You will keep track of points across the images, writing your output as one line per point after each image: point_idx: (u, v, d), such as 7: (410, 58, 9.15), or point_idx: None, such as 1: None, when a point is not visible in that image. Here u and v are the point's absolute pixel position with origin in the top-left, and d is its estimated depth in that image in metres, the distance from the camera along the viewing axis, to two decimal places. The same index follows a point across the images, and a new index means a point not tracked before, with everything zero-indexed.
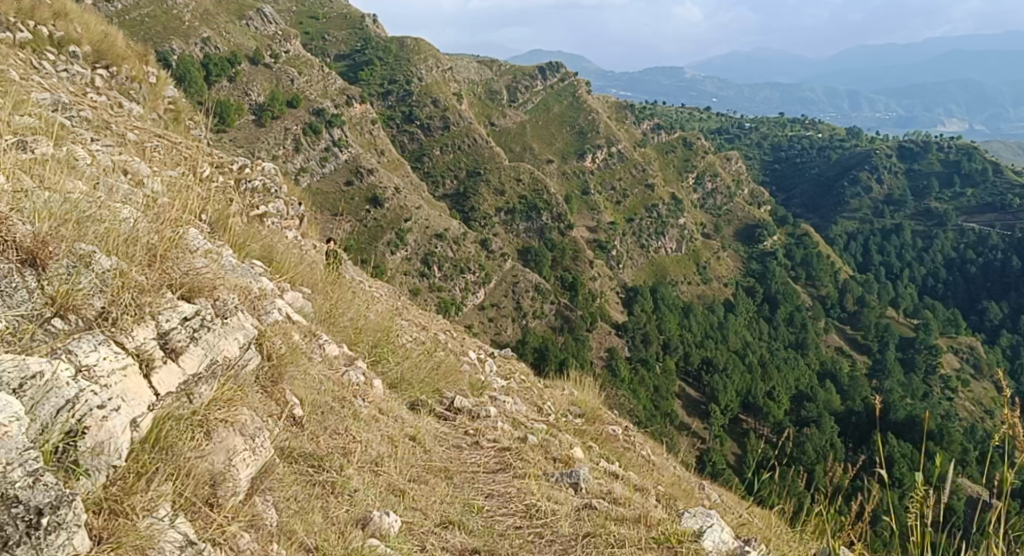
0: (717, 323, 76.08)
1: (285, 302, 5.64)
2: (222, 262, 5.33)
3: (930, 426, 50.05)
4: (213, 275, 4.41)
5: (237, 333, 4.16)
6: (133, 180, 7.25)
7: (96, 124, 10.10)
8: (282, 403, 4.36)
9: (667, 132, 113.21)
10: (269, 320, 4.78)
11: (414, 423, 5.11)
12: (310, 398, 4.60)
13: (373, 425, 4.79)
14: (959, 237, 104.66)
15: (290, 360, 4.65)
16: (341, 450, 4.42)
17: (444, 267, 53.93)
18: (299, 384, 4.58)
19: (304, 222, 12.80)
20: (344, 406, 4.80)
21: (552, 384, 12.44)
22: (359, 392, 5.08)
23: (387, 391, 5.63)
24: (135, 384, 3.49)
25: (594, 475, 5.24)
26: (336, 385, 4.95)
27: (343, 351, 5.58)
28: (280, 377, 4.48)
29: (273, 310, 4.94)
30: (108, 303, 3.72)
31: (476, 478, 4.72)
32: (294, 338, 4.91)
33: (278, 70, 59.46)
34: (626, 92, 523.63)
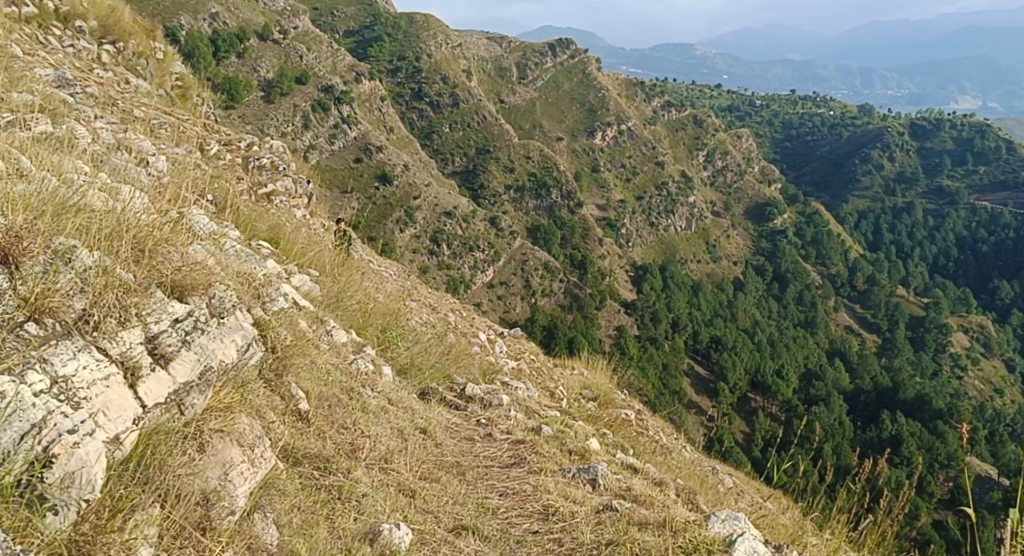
0: (727, 302, 75.89)
1: (291, 286, 5.46)
2: (226, 248, 5.18)
3: (940, 405, 49.86)
4: (212, 265, 4.16)
5: (237, 333, 3.92)
6: (138, 161, 7.07)
7: (102, 101, 9.95)
8: (287, 398, 4.21)
9: (678, 109, 112.24)
10: (274, 308, 4.58)
11: (425, 413, 4.96)
12: (316, 389, 4.45)
13: (383, 417, 4.65)
14: (971, 216, 103.72)
15: (297, 350, 4.48)
16: (348, 447, 4.27)
17: (453, 244, 53.57)
18: (303, 376, 4.42)
19: (313, 200, 12.67)
20: (352, 398, 4.63)
21: (563, 364, 12.38)
22: (367, 382, 4.92)
23: (397, 379, 5.49)
24: (118, 395, 3.30)
25: (612, 470, 5.06)
26: (345, 372, 4.81)
27: (352, 338, 5.42)
28: (285, 370, 4.31)
29: (279, 295, 4.75)
30: (88, 306, 3.43)
31: (490, 475, 4.56)
32: (302, 327, 4.74)
33: (287, 46, 59.09)
34: (637, 69, 520.26)
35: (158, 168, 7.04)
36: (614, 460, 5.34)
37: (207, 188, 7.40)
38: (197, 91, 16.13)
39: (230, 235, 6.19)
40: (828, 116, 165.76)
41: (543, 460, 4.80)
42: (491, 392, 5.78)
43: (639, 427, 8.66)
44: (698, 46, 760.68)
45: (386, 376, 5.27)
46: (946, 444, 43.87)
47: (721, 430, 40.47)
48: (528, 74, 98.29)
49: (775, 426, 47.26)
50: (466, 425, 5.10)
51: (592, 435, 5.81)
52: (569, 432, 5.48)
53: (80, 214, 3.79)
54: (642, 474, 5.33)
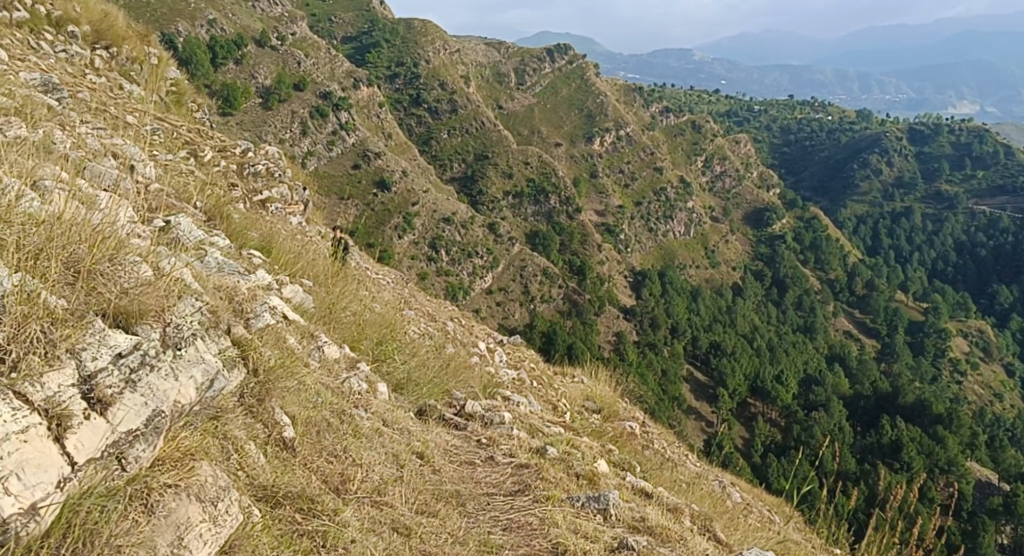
0: (726, 307, 75.64)
1: (277, 298, 5.17)
2: (205, 261, 4.88)
3: (940, 410, 49.49)
4: (171, 282, 3.80)
5: (203, 361, 3.58)
6: (123, 167, 6.81)
7: (95, 108, 9.69)
8: (270, 425, 3.95)
9: (676, 115, 112.06)
10: (259, 325, 4.31)
11: (422, 434, 4.68)
12: (303, 415, 4.17)
13: (375, 442, 4.34)
14: (970, 220, 103.52)
15: (282, 370, 4.22)
16: (339, 477, 3.99)
17: (452, 251, 53.29)
18: (286, 400, 4.15)
19: (309, 206, 12.40)
20: (344, 421, 4.36)
21: (565, 372, 12.20)
22: (360, 402, 4.64)
23: (393, 395, 5.23)
24: (39, 452, 2.95)
25: (622, 496, 4.77)
26: (336, 391, 4.55)
27: (345, 352, 5.15)
28: (266, 395, 4.03)
29: (262, 307, 4.45)
30: (6, 344, 3.07)
31: (491, 507, 4.24)
32: (289, 343, 4.49)
33: (284, 53, 58.91)
34: (633, 75, 520.72)
35: (143, 175, 6.82)
36: (624, 487, 5.04)
37: (194, 193, 7.15)
38: (193, 97, 15.85)
39: (215, 245, 5.96)
40: (826, 121, 165.40)
41: (548, 488, 4.52)
42: (493, 408, 5.52)
43: (644, 439, 8.44)
44: (696, 51, 762.36)
45: (382, 395, 4.99)
46: (945, 449, 43.52)
47: (721, 436, 40.25)
48: (527, 80, 97.83)
49: (774, 432, 47.04)
50: (467, 447, 4.81)
51: (599, 455, 5.53)
52: (576, 454, 5.18)
53: (26, 230, 3.49)
54: (655, 501, 5.06)
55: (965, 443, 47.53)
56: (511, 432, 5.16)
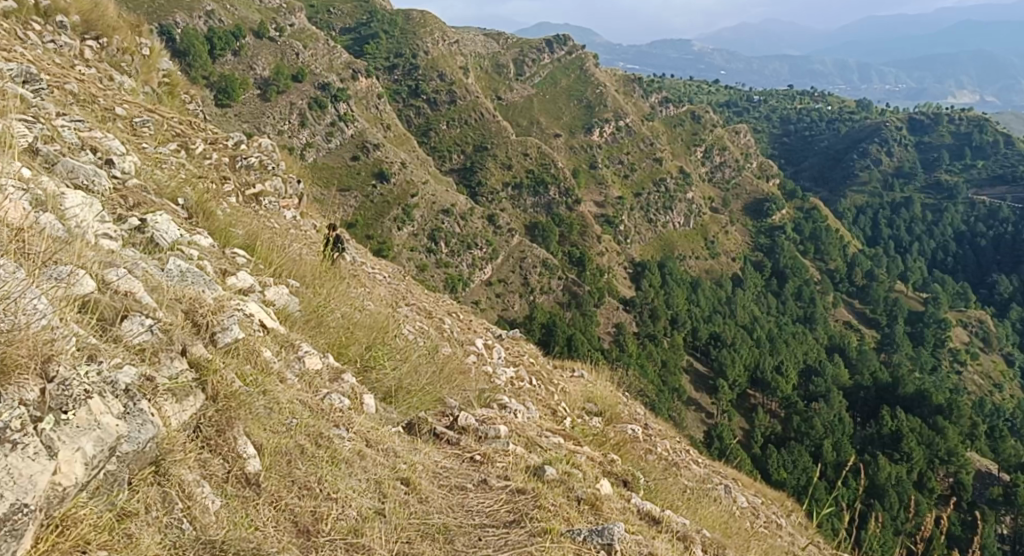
0: (726, 298, 75.27)
1: (255, 306, 4.78)
2: (169, 266, 4.46)
3: (939, 400, 49.12)
4: (69, 323, 3.27)
5: (102, 423, 3.07)
6: (100, 162, 6.47)
7: (81, 100, 9.38)
8: (227, 460, 3.57)
9: (675, 105, 111.38)
10: (222, 342, 4.00)
11: (408, 455, 4.31)
12: (281, 443, 3.83)
13: (354, 469, 3.95)
14: (970, 211, 103.08)
15: (241, 403, 3.82)
16: (311, 515, 3.59)
17: (451, 243, 52.81)
18: (252, 427, 3.77)
19: (305, 199, 12.01)
20: (320, 445, 3.97)
21: (564, 366, 11.99)
22: (341, 421, 4.27)
23: (381, 408, 4.88)
24: None
25: (625, 529, 4.36)
26: (313, 409, 4.20)
27: (329, 364, 4.80)
28: (230, 420, 3.69)
29: (231, 317, 4.18)
30: None
31: (481, 542, 3.80)
32: (254, 361, 4.14)
33: (282, 44, 58.21)
34: (632, 65, 517.52)
35: (121, 170, 6.52)
36: (629, 512, 4.69)
37: (174, 188, 6.80)
38: (185, 87, 15.49)
39: (195, 245, 5.68)
40: (826, 111, 164.59)
41: (546, 518, 4.09)
42: (487, 421, 5.20)
43: (646, 443, 8.17)
44: (695, 42, 761.06)
45: (367, 410, 4.66)
46: (945, 439, 43.21)
47: (721, 427, 40.18)
48: (526, 70, 97.04)
49: (774, 423, 46.87)
50: (459, 469, 4.45)
51: (601, 475, 5.13)
52: (576, 475, 4.81)
53: None
54: (663, 528, 4.73)
55: (965, 433, 47.38)
56: (508, 451, 4.81)
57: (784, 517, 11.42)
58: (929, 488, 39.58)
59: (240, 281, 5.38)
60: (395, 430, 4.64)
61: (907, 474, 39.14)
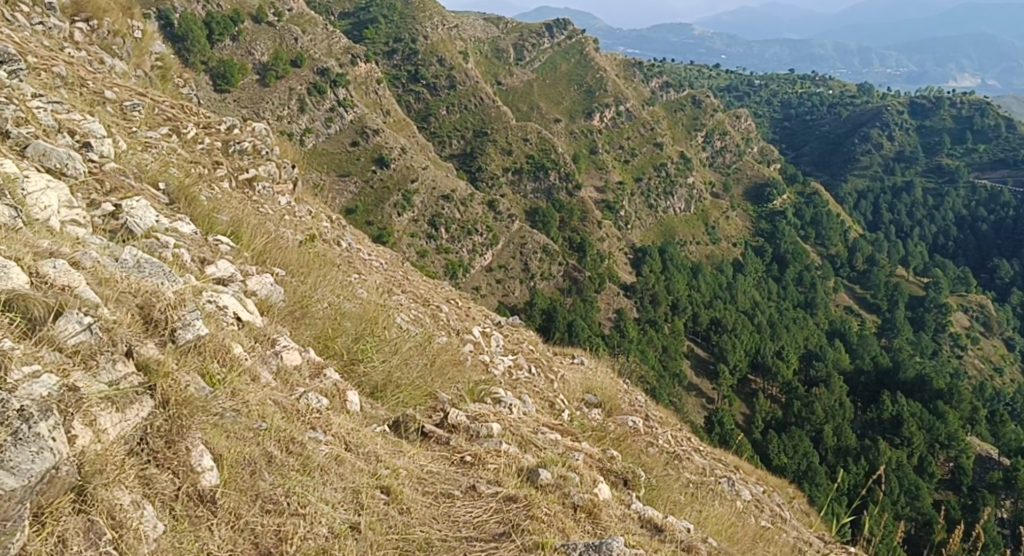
0: (726, 283, 74.98)
1: (229, 300, 4.51)
2: (125, 259, 4.18)
3: (940, 385, 48.89)
4: None
5: None
6: (78, 145, 6.16)
7: (67, 83, 9.07)
8: (170, 479, 3.32)
9: (676, 90, 110.64)
10: (178, 345, 3.75)
11: (391, 460, 4.08)
12: (249, 453, 3.63)
13: (329, 477, 3.75)
14: (970, 196, 102.57)
15: (190, 410, 3.56)
16: (271, 541, 3.34)
17: (451, 228, 52.56)
18: (211, 435, 3.56)
19: (300, 184, 11.68)
20: (288, 455, 3.73)
21: (562, 352, 11.76)
22: (317, 423, 4.06)
23: (365, 407, 4.64)
24: None
25: (623, 538, 4.10)
26: (287, 411, 4.00)
27: (306, 361, 4.56)
28: (182, 429, 3.46)
29: (193, 311, 3.96)
30: None
31: None
32: (212, 366, 3.87)
33: (281, 29, 57.49)
34: (633, 51, 514.43)
35: (99, 152, 6.24)
36: (630, 520, 4.43)
37: (154, 172, 6.51)
38: (179, 71, 15.12)
39: (173, 232, 5.41)
40: (827, 95, 163.49)
41: (540, 531, 3.82)
42: (479, 419, 4.93)
43: (648, 436, 7.96)
44: (696, 26, 756.99)
45: (352, 409, 4.45)
46: (946, 423, 43.06)
47: (722, 412, 40.08)
48: (526, 55, 95.73)
49: (774, 408, 46.70)
50: (446, 474, 4.19)
51: (597, 477, 4.89)
52: (572, 478, 4.55)
53: None
54: (667, 537, 4.48)
55: (965, 418, 47.30)
56: (501, 451, 4.56)
57: (786, 506, 11.20)
58: (930, 473, 39.51)
59: (220, 271, 5.12)
60: (377, 430, 4.41)
61: (908, 459, 39.07)
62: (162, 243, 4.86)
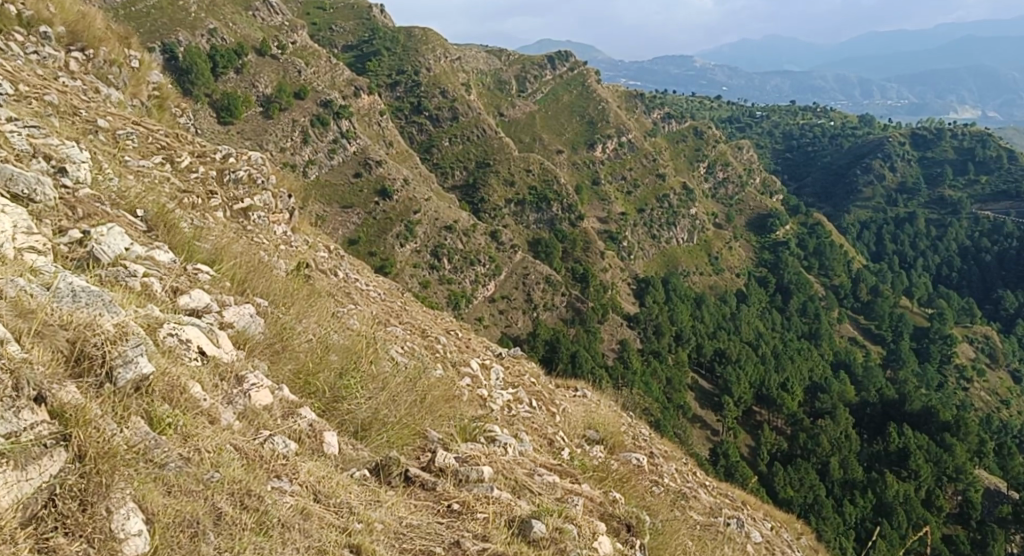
0: (730, 313, 74.43)
1: (192, 342, 4.33)
2: (61, 290, 3.99)
3: (947, 417, 48.28)
4: None
5: None
6: (52, 170, 5.89)
7: (59, 110, 8.81)
8: (77, 536, 3.18)
9: (677, 122, 110.90)
10: (107, 390, 3.66)
11: (366, 512, 3.96)
12: (197, 502, 3.50)
13: (290, 536, 3.62)
14: (974, 226, 102.10)
15: (111, 464, 3.42)
16: None
17: (453, 258, 52.34)
18: (144, 493, 3.41)
19: (296, 214, 11.34)
20: (238, 512, 3.60)
21: (566, 384, 11.44)
22: (283, 475, 3.95)
23: (341, 453, 4.43)
24: None
25: None
26: (248, 458, 3.92)
27: (277, 405, 4.42)
28: (102, 488, 3.32)
29: (136, 346, 3.86)
30: None
31: None
32: (146, 413, 3.74)
33: (285, 61, 57.70)
34: (636, 82, 517.67)
35: (76, 177, 5.99)
36: None
37: (132, 197, 6.23)
38: (176, 100, 14.95)
39: (150, 259, 5.17)
40: (829, 126, 163.76)
41: None
42: (469, 460, 4.73)
43: (654, 476, 7.63)
44: (697, 58, 761.23)
45: (327, 453, 4.35)
46: (953, 455, 42.40)
47: (726, 444, 39.53)
48: (528, 87, 96.05)
49: (781, 439, 46.03)
50: (428, 528, 4.04)
51: (591, 526, 4.66)
52: (561, 532, 4.31)
53: None
54: None
55: (973, 450, 46.64)
56: (492, 498, 4.41)
57: (795, 543, 10.85)
58: (937, 506, 38.80)
59: (195, 302, 4.88)
60: (354, 477, 4.26)
61: (916, 492, 38.44)
62: (128, 271, 4.65)
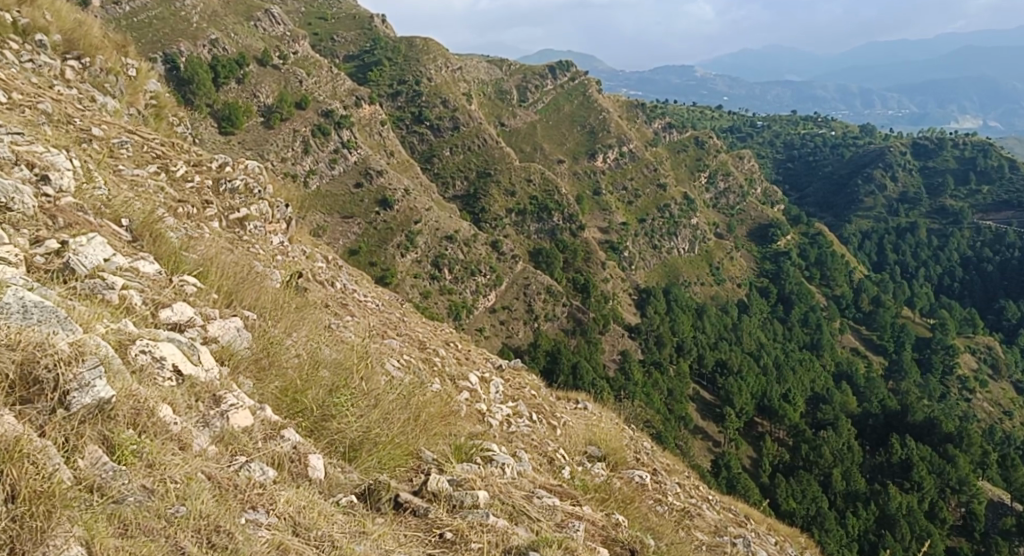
0: (732, 324, 74.09)
1: (166, 365, 4.14)
2: (18, 306, 3.81)
3: (950, 428, 47.89)
4: None
5: None
6: (35, 178, 5.70)
7: (52, 119, 8.60)
8: None
9: (679, 131, 110.94)
10: (67, 416, 3.54)
11: (349, 546, 3.76)
12: (154, 538, 3.37)
13: None
14: (975, 236, 101.75)
15: (53, 500, 3.28)
16: None
17: (454, 269, 52.13)
18: (96, 535, 3.25)
19: (294, 223, 11.10)
20: (201, 548, 3.43)
21: (567, 395, 11.19)
22: (258, 504, 3.79)
23: (324, 481, 4.25)
24: None
25: None
26: (220, 489, 3.77)
27: (254, 426, 4.27)
28: (42, 532, 3.16)
29: (95, 369, 3.70)
30: None
31: None
32: (99, 442, 3.59)
33: (286, 72, 57.55)
34: (637, 92, 517.67)
35: (59, 185, 5.81)
36: None
37: (119, 205, 6.04)
38: (174, 110, 14.73)
39: (131, 270, 4.98)
40: (830, 137, 163.89)
41: None
42: (463, 484, 4.55)
43: (656, 493, 7.39)
44: (698, 68, 763.43)
45: (312, 479, 4.19)
46: (956, 466, 42.01)
47: (728, 455, 39.18)
48: (529, 97, 96.02)
49: (783, 451, 45.69)
50: None
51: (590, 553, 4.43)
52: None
53: None
54: None
55: (976, 461, 46.24)
56: (488, 526, 4.22)
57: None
58: (941, 519, 38.49)
59: (178, 315, 4.71)
60: (339, 505, 4.09)
61: (919, 505, 38.00)
62: (106, 283, 4.50)
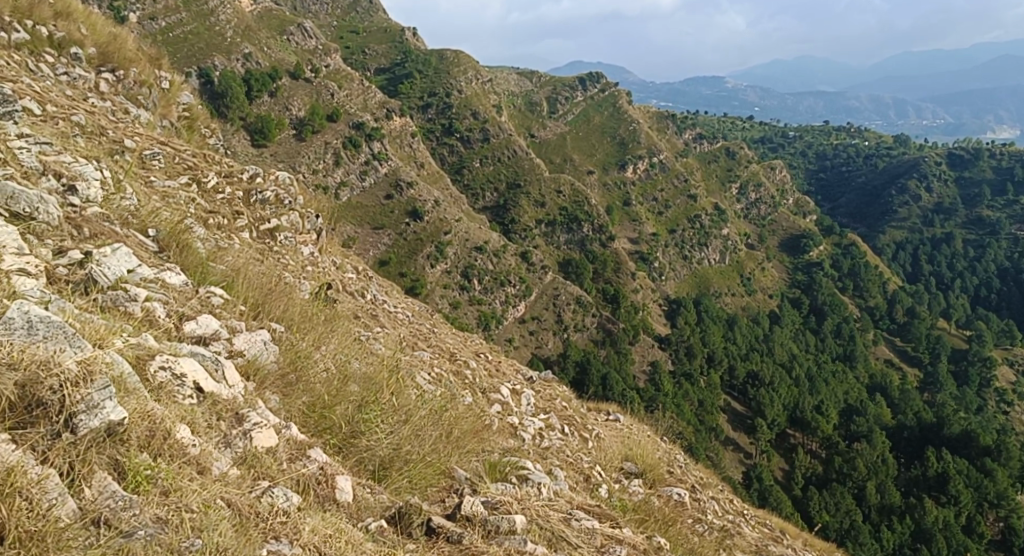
0: (763, 335, 73.12)
1: (184, 383, 3.99)
2: (24, 319, 3.66)
3: (987, 441, 46.69)
4: None
5: None
6: (62, 189, 5.62)
7: (85, 130, 8.57)
8: None
9: (709, 142, 110.08)
10: (78, 432, 3.41)
11: None
12: None
13: None
14: (1013, 247, 99.48)
15: (50, 529, 3.12)
16: None
17: (484, 279, 52.00)
18: None
19: (325, 233, 10.97)
20: None
21: (599, 407, 10.94)
22: (279, 531, 3.60)
23: (349, 501, 4.08)
24: None
25: None
26: (241, 516, 3.59)
27: (275, 443, 4.11)
28: None
29: (104, 391, 3.53)
30: None
31: None
32: (102, 465, 3.43)
33: (318, 85, 57.89)
34: (666, 101, 515.90)
35: (85, 195, 5.72)
36: None
37: (146, 214, 5.93)
38: (206, 121, 14.71)
39: (155, 281, 4.85)
40: (862, 147, 161.97)
41: None
42: (499, 508, 4.36)
43: (694, 512, 7.12)
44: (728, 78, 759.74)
45: (339, 502, 4.03)
46: (994, 481, 40.90)
47: (761, 467, 38.48)
48: (559, 108, 96.03)
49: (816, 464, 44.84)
50: None
51: None
52: None
53: None
54: None
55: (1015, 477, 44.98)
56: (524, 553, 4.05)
57: None
58: (978, 533, 37.31)
59: (202, 327, 4.59)
60: (368, 530, 3.92)
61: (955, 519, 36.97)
62: (129, 296, 4.40)
